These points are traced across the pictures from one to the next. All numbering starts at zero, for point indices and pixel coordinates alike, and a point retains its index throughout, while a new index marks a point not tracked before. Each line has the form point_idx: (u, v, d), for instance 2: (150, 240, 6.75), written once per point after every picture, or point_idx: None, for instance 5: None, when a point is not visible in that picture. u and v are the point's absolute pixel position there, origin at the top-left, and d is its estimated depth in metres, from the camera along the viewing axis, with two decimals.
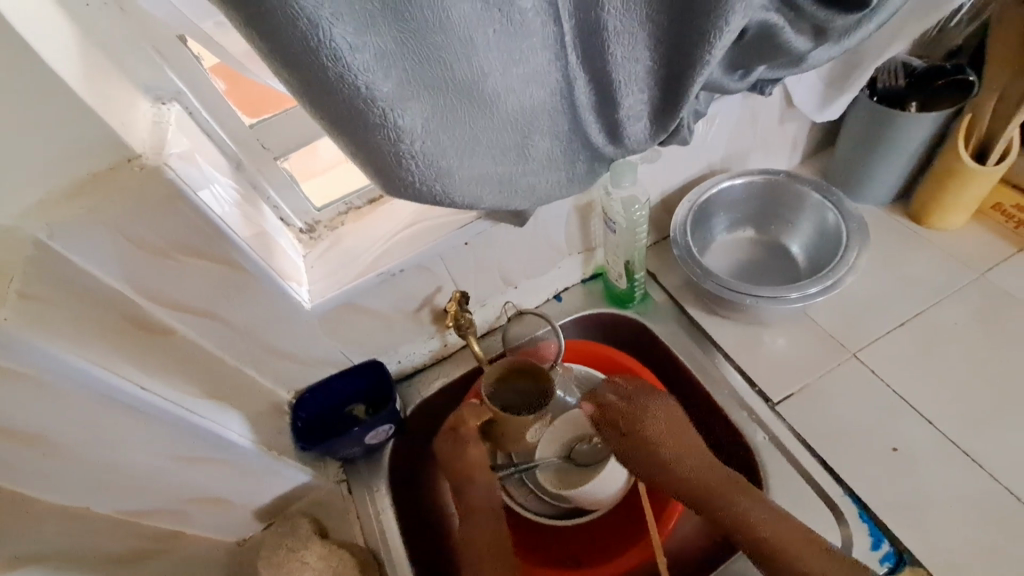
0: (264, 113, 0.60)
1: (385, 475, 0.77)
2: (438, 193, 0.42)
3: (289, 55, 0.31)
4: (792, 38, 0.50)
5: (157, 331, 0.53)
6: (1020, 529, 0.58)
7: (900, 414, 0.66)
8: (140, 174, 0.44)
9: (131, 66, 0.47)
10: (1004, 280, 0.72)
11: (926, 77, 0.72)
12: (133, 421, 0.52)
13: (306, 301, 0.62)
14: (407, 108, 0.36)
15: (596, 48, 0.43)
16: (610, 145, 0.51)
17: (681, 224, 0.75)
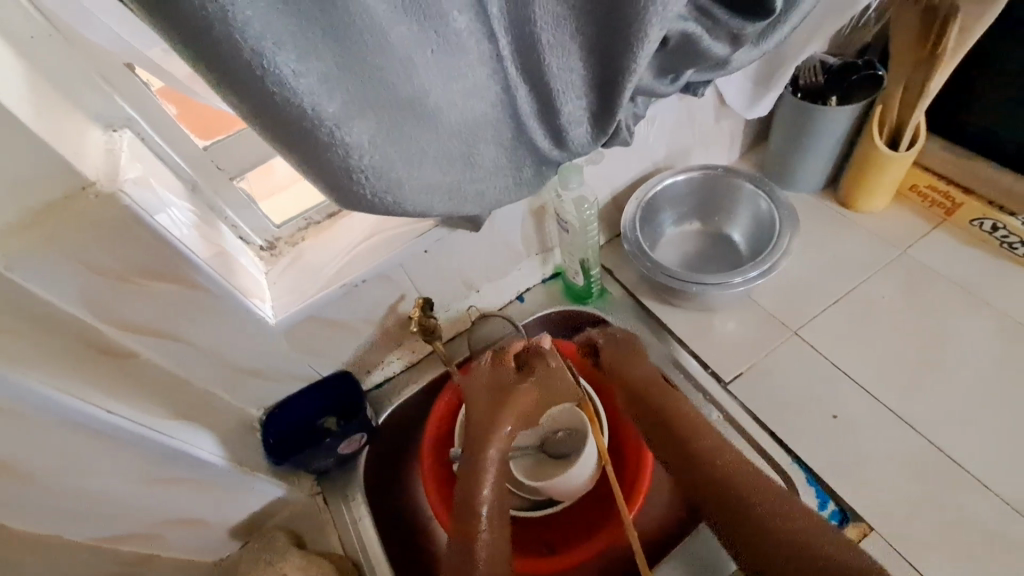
0: (218, 135, 0.62)
1: (361, 484, 0.78)
2: (391, 204, 0.45)
3: (234, 81, 0.33)
4: (711, 45, 0.54)
5: (120, 356, 0.54)
6: (945, 478, 0.64)
7: (839, 384, 0.71)
8: (95, 202, 0.45)
9: (82, 97, 0.48)
10: (923, 255, 0.79)
11: (841, 72, 0.77)
12: (101, 446, 0.53)
13: (270, 316, 0.64)
14: (354, 126, 0.38)
15: (531, 61, 0.46)
16: (554, 150, 0.55)
17: (630, 220, 0.79)
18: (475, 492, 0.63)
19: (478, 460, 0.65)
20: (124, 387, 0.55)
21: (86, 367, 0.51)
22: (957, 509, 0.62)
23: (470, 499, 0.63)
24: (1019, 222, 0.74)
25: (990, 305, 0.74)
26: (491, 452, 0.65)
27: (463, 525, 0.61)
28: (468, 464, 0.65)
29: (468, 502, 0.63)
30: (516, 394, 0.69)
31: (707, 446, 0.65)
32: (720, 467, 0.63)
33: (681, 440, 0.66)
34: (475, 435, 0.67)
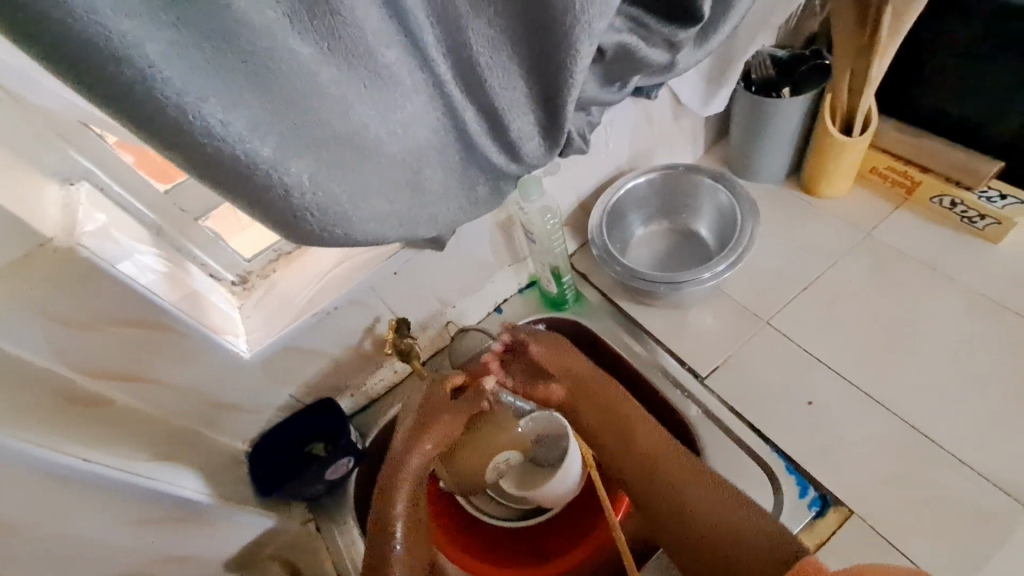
0: (177, 178, 0.64)
1: (351, 507, 0.79)
2: (341, 236, 0.46)
3: (163, 135, 0.34)
4: (649, 52, 0.55)
5: (94, 404, 0.55)
6: (922, 455, 0.65)
7: (814, 371, 0.72)
8: (53, 258, 0.46)
9: (35, 155, 0.49)
10: (889, 236, 0.80)
11: (791, 63, 0.79)
12: (81, 495, 0.53)
13: (244, 350, 0.65)
14: (291, 166, 0.39)
15: (471, 82, 0.48)
16: (507, 166, 0.56)
17: (597, 225, 0.80)
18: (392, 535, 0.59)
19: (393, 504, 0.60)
20: (104, 433, 0.55)
21: (62, 419, 0.52)
22: (934, 484, 0.63)
23: (381, 543, 0.59)
24: (976, 197, 0.75)
25: (954, 280, 0.75)
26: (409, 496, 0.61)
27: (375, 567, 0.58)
28: (380, 502, 0.60)
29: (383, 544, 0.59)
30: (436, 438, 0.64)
31: (682, 487, 0.59)
32: (696, 516, 0.57)
33: (653, 483, 0.61)
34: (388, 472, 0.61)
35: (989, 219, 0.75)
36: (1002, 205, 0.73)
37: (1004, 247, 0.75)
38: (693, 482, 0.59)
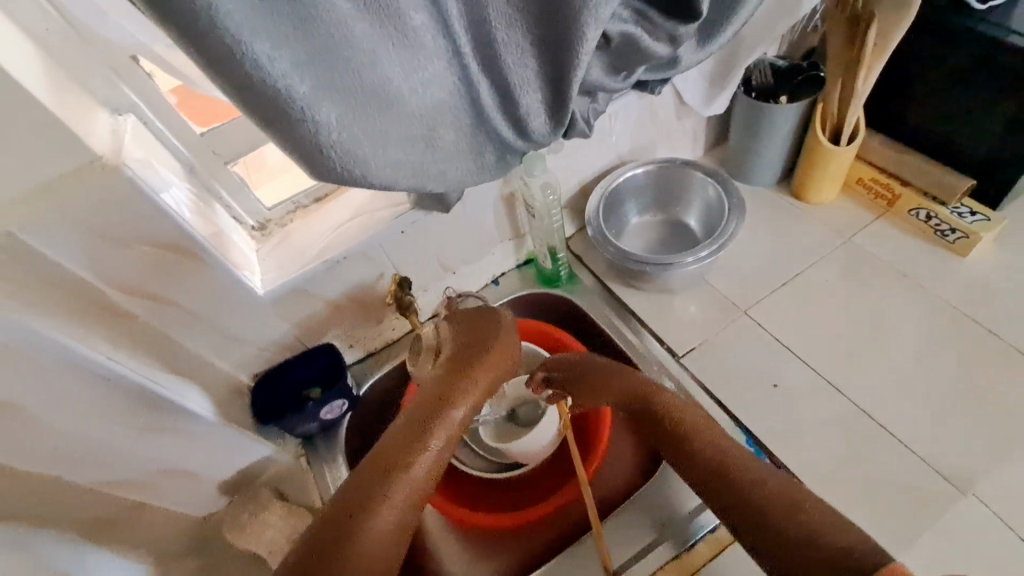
0: (214, 123, 0.69)
1: (342, 447, 0.84)
2: (359, 178, 0.51)
3: (218, 62, 0.40)
4: (652, 44, 0.60)
5: (121, 316, 0.60)
6: (875, 441, 0.70)
7: (783, 358, 0.77)
8: (100, 174, 0.51)
9: (92, 84, 0.55)
10: (867, 243, 0.85)
11: (789, 72, 0.84)
12: (104, 395, 0.58)
13: (258, 287, 0.70)
14: (323, 106, 0.45)
15: (488, 54, 0.54)
16: (515, 137, 0.62)
17: (595, 208, 0.85)
18: (411, 449, 0.43)
19: (431, 416, 0.46)
20: (124, 343, 0.60)
21: (93, 323, 0.57)
22: (884, 468, 0.68)
23: (395, 445, 0.44)
24: (949, 212, 0.80)
25: (922, 287, 0.80)
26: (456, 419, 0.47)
27: (376, 471, 0.41)
28: (417, 406, 0.47)
29: (398, 450, 0.43)
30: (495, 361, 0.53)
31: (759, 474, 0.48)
32: (774, 511, 0.43)
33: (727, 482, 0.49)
34: (438, 376, 0.51)
35: (959, 234, 0.80)
36: (972, 221, 0.80)
37: (971, 261, 0.81)
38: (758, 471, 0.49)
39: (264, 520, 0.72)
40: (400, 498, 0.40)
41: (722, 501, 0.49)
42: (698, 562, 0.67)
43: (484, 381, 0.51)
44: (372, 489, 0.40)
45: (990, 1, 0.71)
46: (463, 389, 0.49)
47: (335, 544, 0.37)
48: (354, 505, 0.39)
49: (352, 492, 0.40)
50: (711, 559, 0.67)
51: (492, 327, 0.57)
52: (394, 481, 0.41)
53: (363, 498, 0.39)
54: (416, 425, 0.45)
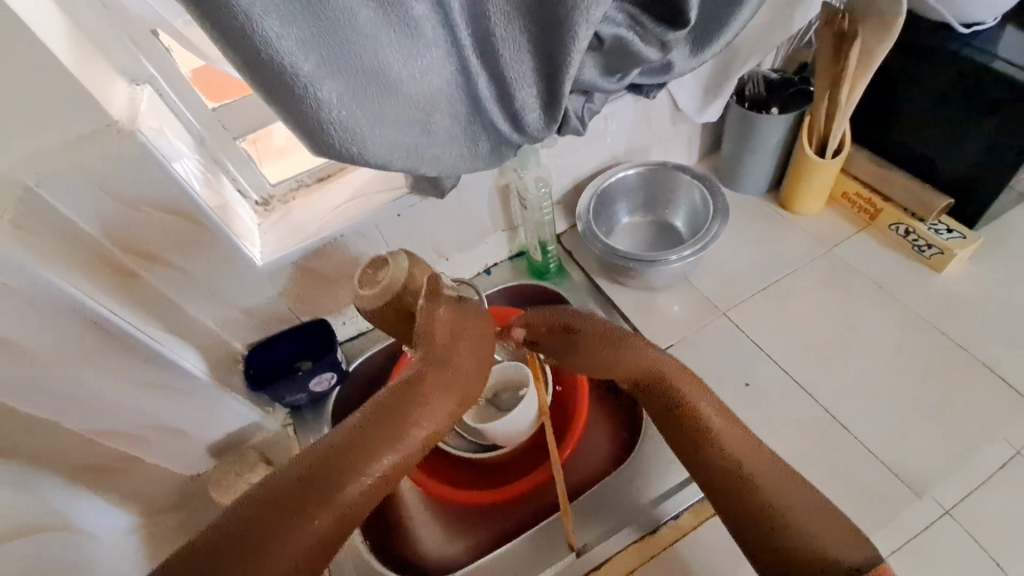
0: (226, 99, 0.72)
1: (327, 421, 0.87)
2: (356, 155, 0.54)
3: (229, 36, 0.43)
4: (643, 49, 0.64)
5: (126, 274, 0.64)
6: (839, 441, 0.72)
7: (758, 359, 0.80)
8: (116, 137, 0.55)
9: (111, 54, 0.59)
10: (848, 254, 0.88)
11: (780, 85, 0.88)
12: (106, 346, 0.61)
13: (258, 258, 0.74)
14: (325, 84, 0.48)
15: (486, 47, 0.57)
16: (509, 128, 0.65)
17: (586, 204, 0.88)
18: (341, 476, 0.37)
19: (378, 444, 0.38)
20: (127, 300, 0.64)
21: (100, 278, 0.61)
22: (846, 467, 0.70)
23: (324, 469, 0.37)
24: (926, 228, 0.84)
25: (896, 298, 0.83)
26: (407, 450, 0.39)
27: (295, 496, 0.35)
28: (361, 426, 0.39)
29: (325, 475, 0.36)
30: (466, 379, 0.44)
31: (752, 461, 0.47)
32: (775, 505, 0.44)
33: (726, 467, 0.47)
34: (398, 394, 0.41)
35: (935, 249, 0.84)
36: (947, 238, 0.83)
37: (945, 276, 0.84)
38: (786, 495, 0.45)
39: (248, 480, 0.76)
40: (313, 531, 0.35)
41: (708, 472, 0.48)
42: (656, 547, 0.72)
43: (452, 406, 0.42)
44: (289, 505, 0.35)
45: (973, 27, 0.74)
46: (429, 410, 0.41)
47: (237, 556, 0.33)
48: (269, 515, 0.35)
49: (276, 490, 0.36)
50: (671, 542, 0.72)
51: (476, 344, 0.46)
52: (316, 508, 0.35)
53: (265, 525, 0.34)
54: (352, 455, 0.38)
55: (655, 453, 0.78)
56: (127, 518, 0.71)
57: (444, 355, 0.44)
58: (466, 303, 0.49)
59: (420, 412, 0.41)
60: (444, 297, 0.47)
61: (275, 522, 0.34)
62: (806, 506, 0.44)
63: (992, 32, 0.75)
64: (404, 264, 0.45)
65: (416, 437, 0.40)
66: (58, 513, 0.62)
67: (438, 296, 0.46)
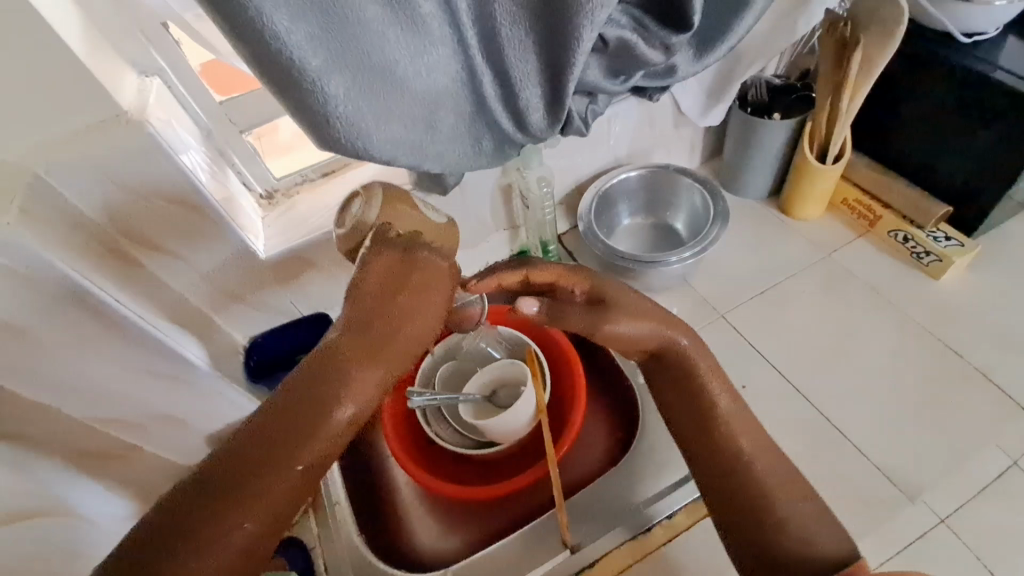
0: (235, 92, 0.73)
1: None
2: (361, 150, 0.55)
3: (239, 29, 0.44)
4: (647, 51, 0.65)
5: (129, 263, 0.65)
6: (835, 445, 0.73)
7: (755, 362, 0.81)
8: (124, 127, 0.56)
9: (122, 45, 0.59)
10: (847, 260, 0.89)
11: (783, 91, 0.89)
12: (109, 333, 0.62)
13: (261, 250, 0.75)
14: (333, 78, 0.49)
15: (493, 44, 0.58)
16: (513, 127, 0.66)
17: (588, 204, 0.89)
18: (267, 466, 0.37)
19: (298, 432, 0.38)
20: (131, 289, 0.64)
21: (105, 266, 0.61)
22: (840, 470, 0.71)
23: (247, 461, 0.37)
24: (925, 235, 0.84)
25: (894, 305, 0.83)
26: (335, 431, 0.39)
27: (224, 492, 0.37)
28: (282, 411, 0.38)
29: (250, 468, 0.37)
30: (400, 330, 0.42)
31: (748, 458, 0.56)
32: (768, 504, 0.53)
33: (719, 459, 0.57)
34: (319, 371, 0.40)
35: (933, 256, 0.84)
36: (945, 246, 0.83)
37: (943, 283, 0.85)
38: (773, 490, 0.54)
39: None
40: (250, 518, 0.37)
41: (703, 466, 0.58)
42: (646, 548, 0.72)
43: (381, 377, 0.41)
44: (220, 501, 0.37)
45: (975, 37, 0.75)
46: (352, 388, 0.40)
47: (182, 545, 0.36)
48: (201, 510, 0.36)
49: (205, 481, 0.37)
50: (663, 542, 0.73)
51: (413, 299, 0.43)
52: (249, 496, 0.37)
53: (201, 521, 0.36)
54: (273, 444, 0.37)
55: (653, 452, 0.78)
56: (124, 506, 0.71)
57: (371, 326, 0.42)
58: (411, 253, 0.44)
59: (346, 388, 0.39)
60: (393, 242, 0.45)
61: (207, 520, 0.36)
62: (791, 502, 0.53)
63: (994, 42, 0.75)
64: (364, 199, 0.47)
65: (337, 420, 0.39)
66: (56, 498, 0.62)
67: (385, 242, 0.45)
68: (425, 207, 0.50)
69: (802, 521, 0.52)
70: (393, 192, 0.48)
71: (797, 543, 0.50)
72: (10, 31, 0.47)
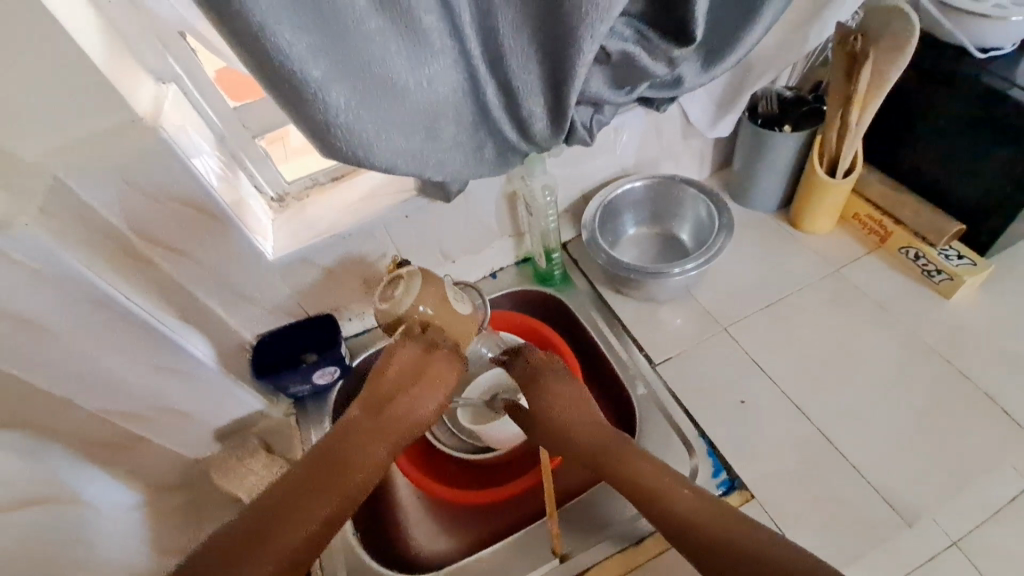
0: (248, 100, 0.76)
1: (329, 414, 0.89)
2: (362, 157, 0.56)
3: (245, 41, 0.46)
4: (650, 64, 0.65)
5: (144, 263, 0.67)
6: (833, 464, 0.72)
7: (755, 377, 0.80)
8: (139, 132, 0.58)
9: (141, 54, 0.62)
10: (854, 275, 0.87)
11: (794, 103, 0.88)
12: (120, 330, 0.64)
13: (269, 252, 0.77)
14: (334, 89, 0.50)
15: (495, 56, 0.59)
16: (515, 136, 0.66)
17: (592, 214, 0.89)
18: (285, 517, 0.51)
19: (311, 492, 0.53)
20: (143, 287, 0.67)
21: (121, 265, 0.64)
22: (836, 490, 0.70)
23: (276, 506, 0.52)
24: (936, 253, 0.83)
25: (900, 323, 0.82)
26: (344, 489, 0.54)
27: (255, 533, 0.50)
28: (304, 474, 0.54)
29: (273, 517, 0.51)
30: (406, 409, 0.60)
31: (664, 490, 0.58)
32: (700, 528, 0.53)
33: (647, 496, 0.59)
34: (335, 444, 0.56)
35: (943, 275, 0.82)
36: (957, 264, 0.81)
37: (953, 302, 0.83)
38: (685, 508, 0.56)
39: (248, 467, 0.77)
40: (272, 556, 0.49)
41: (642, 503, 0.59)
42: (637, 561, 0.70)
43: (380, 450, 0.57)
44: (251, 539, 0.49)
45: (991, 52, 0.74)
46: (360, 458, 0.56)
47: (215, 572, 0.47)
48: (235, 547, 0.49)
49: (242, 525, 0.50)
50: (657, 554, 0.71)
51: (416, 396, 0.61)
52: (269, 540, 0.50)
53: (237, 553, 0.48)
54: (292, 500, 0.52)
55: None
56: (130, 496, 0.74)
57: (378, 414, 0.59)
58: (428, 351, 0.63)
59: (352, 461, 0.55)
60: (417, 339, 0.63)
61: (240, 555, 0.48)
62: (702, 506, 0.55)
63: (1012, 56, 0.74)
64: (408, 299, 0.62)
65: (349, 480, 0.54)
66: None
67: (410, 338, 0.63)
68: (455, 298, 0.68)
69: (726, 526, 0.52)
70: (427, 282, 0.64)
71: (727, 545, 0.51)
72: (31, 41, 0.50)
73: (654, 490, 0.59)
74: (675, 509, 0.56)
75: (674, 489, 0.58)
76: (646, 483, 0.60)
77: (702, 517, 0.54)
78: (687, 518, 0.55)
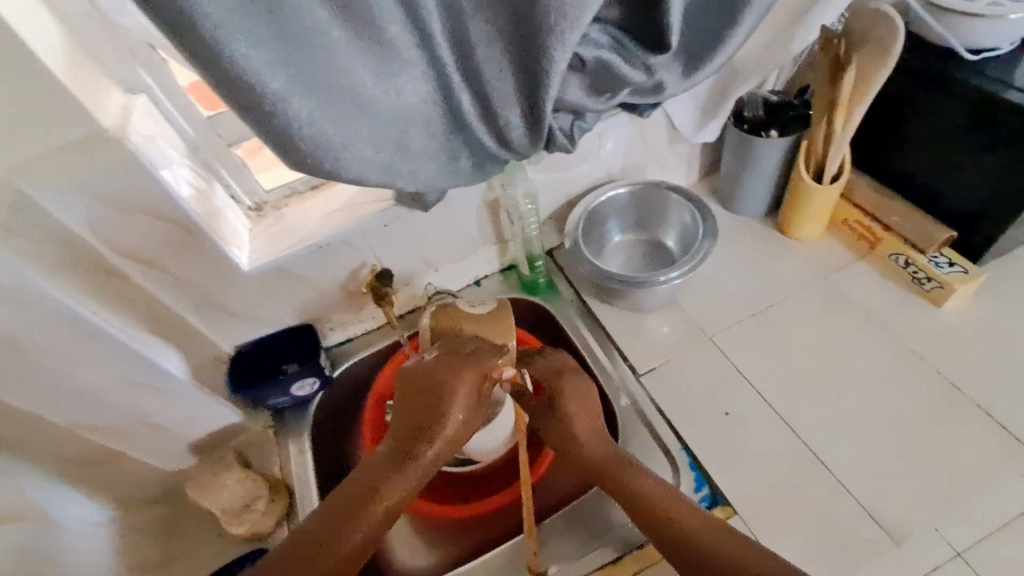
0: (222, 109, 0.74)
1: (308, 427, 0.86)
2: (329, 169, 0.55)
3: (198, 53, 0.44)
4: (629, 71, 0.63)
5: (114, 277, 0.66)
6: (820, 479, 0.70)
7: (741, 389, 0.78)
8: (105, 144, 0.57)
9: (109, 64, 0.61)
10: (843, 283, 0.85)
11: (779, 108, 0.86)
12: (87, 345, 0.63)
13: (244, 263, 0.75)
14: (294, 101, 0.49)
15: (467, 63, 0.57)
16: (492, 144, 0.65)
17: (576, 221, 0.88)
18: (321, 543, 0.52)
19: (346, 517, 0.54)
20: (113, 302, 0.66)
21: (88, 280, 0.63)
22: (822, 506, 0.68)
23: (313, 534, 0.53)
24: (926, 260, 0.81)
25: (890, 332, 0.80)
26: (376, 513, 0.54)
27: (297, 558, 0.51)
28: (333, 509, 0.55)
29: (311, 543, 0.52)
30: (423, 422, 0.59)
31: (665, 504, 0.57)
32: (702, 546, 0.52)
33: (645, 509, 0.58)
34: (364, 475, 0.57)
35: (934, 283, 0.80)
36: (948, 272, 0.79)
37: (945, 311, 0.81)
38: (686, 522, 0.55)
39: (222, 481, 0.76)
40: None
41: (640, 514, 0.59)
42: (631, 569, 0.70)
43: (409, 472, 0.56)
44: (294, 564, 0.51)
45: (984, 53, 0.72)
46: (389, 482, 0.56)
47: None
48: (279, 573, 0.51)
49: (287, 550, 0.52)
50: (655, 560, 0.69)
51: (430, 423, 0.59)
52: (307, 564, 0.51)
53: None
54: (324, 531, 0.53)
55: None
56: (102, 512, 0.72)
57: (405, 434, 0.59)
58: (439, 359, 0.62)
59: (382, 488, 0.55)
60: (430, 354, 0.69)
61: None
62: (703, 524, 0.54)
63: (1006, 58, 0.72)
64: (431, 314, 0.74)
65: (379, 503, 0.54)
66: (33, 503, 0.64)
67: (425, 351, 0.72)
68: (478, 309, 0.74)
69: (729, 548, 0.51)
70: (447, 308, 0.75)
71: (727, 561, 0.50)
72: None
73: (652, 501, 0.58)
74: (673, 523, 0.55)
75: (674, 504, 0.57)
76: (643, 493, 0.59)
77: (703, 533, 0.53)
78: (688, 533, 0.54)
